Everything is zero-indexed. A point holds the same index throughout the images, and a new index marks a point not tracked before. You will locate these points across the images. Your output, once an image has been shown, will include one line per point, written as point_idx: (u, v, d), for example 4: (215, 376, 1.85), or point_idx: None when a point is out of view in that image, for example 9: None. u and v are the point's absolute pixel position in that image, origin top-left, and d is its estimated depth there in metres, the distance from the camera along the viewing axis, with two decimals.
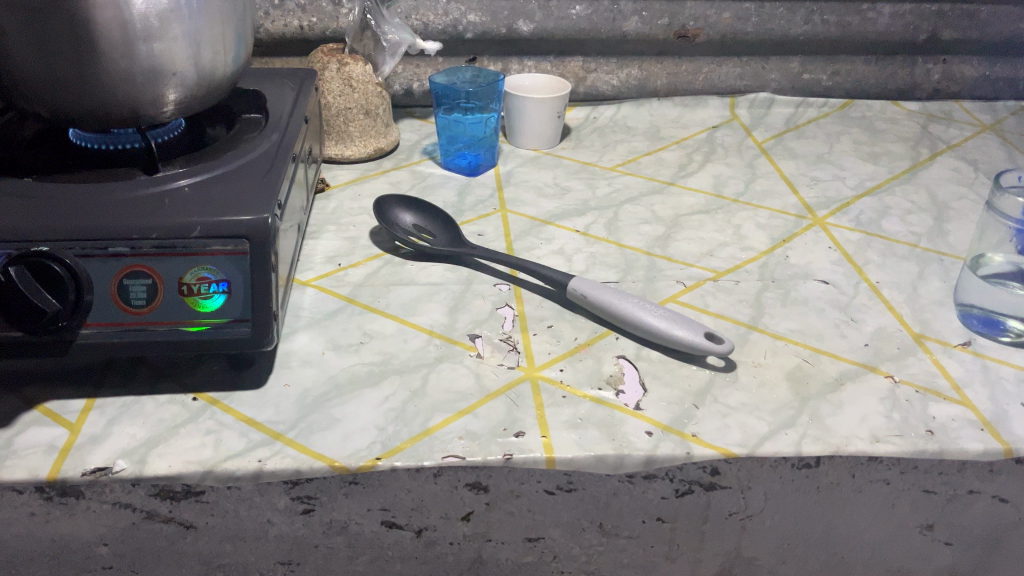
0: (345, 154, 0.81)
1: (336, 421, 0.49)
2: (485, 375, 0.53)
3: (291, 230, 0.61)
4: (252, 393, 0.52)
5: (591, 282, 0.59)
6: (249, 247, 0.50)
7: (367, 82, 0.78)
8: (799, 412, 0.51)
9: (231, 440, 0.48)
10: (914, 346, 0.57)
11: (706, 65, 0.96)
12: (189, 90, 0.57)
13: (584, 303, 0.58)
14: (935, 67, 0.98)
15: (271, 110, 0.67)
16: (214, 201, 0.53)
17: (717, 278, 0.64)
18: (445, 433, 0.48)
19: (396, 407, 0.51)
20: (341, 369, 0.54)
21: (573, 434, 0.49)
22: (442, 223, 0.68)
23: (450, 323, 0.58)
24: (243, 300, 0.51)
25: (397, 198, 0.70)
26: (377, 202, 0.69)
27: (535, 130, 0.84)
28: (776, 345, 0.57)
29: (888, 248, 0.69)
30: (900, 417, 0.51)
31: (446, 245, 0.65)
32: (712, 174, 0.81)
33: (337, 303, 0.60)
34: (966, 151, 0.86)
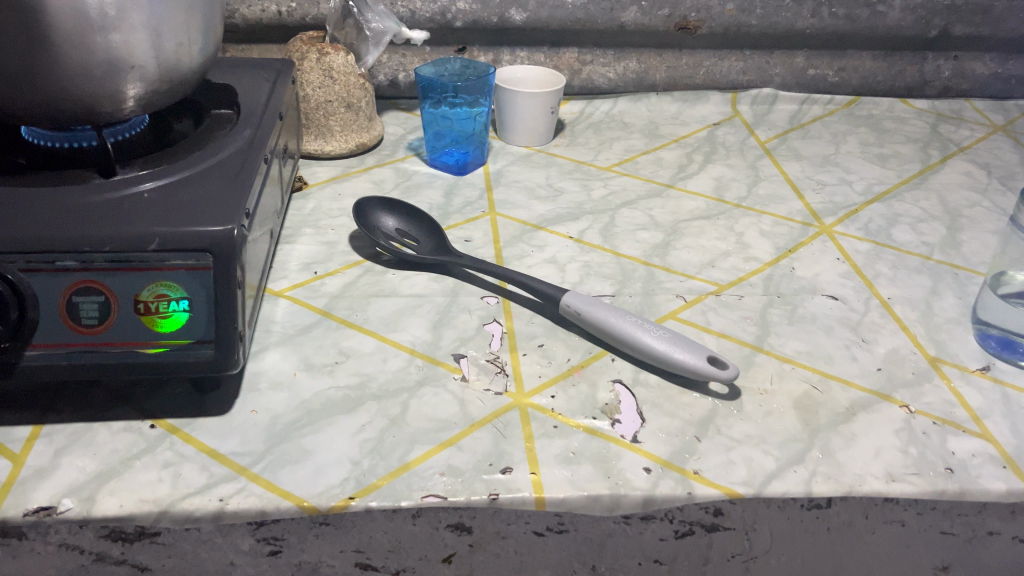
0: (325, 149, 0.76)
1: (306, 453, 0.45)
2: (470, 402, 0.49)
3: (264, 236, 0.57)
4: (215, 421, 0.47)
5: (585, 297, 0.55)
6: (213, 262, 0.46)
7: (348, 73, 0.74)
8: (809, 446, 0.47)
9: (191, 475, 0.44)
10: (929, 370, 0.54)
11: (707, 59, 0.92)
12: (152, 85, 0.52)
13: (577, 320, 0.54)
14: (945, 64, 0.94)
15: (243, 105, 0.62)
16: (176, 207, 0.49)
17: (720, 292, 0.60)
18: (425, 468, 0.45)
19: (372, 438, 0.46)
20: (315, 393, 0.49)
21: (565, 470, 0.45)
22: (428, 229, 0.64)
23: (433, 340, 0.54)
24: (207, 320, 0.47)
25: (378, 201, 0.65)
26: (356, 204, 0.65)
27: (527, 125, 0.80)
28: (783, 368, 0.53)
29: (900, 260, 0.65)
30: (916, 453, 0.47)
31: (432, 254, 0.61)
32: (713, 175, 0.77)
33: (313, 317, 0.56)
34: (978, 154, 0.82)
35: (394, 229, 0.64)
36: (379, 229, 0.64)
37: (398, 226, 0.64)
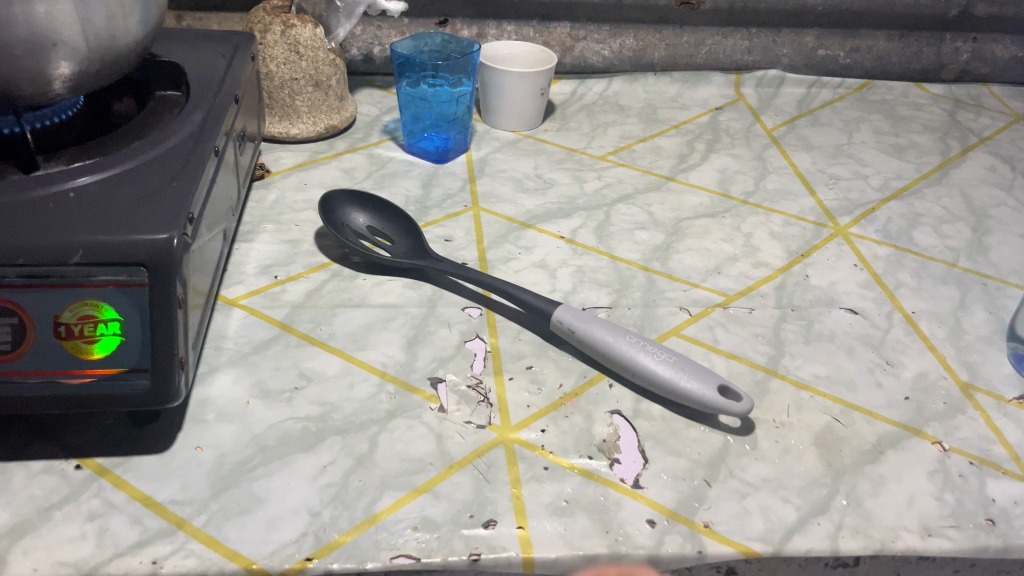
0: (291, 132, 0.69)
1: (257, 501, 0.39)
2: (448, 438, 0.43)
3: (215, 237, 0.50)
4: (152, 459, 0.41)
5: (580, 312, 0.49)
6: (148, 277, 0.39)
7: (316, 49, 0.66)
8: (833, 493, 0.42)
9: (121, 529, 0.37)
10: (962, 400, 0.48)
11: (710, 37, 0.85)
12: (83, 64, 0.45)
13: (569, 338, 0.48)
14: (964, 46, 0.89)
15: (194, 84, 0.55)
16: (107, 209, 0.42)
17: (728, 304, 0.54)
18: (396, 522, 0.38)
19: (335, 483, 0.40)
20: (269, 426, 0.43)
21: (557, 524, 0.39)
22: (404, 228, 0.57)
23: (408, 361, 0.48)
24: (142, 345, 0.40)
25: (347, 194, 0.58)
26: (323, 197, 0.58)
27: (516, 108, 0.73)
28: (801, 397, 0.47)
29: (923, 267, 0.59)
30: (953, 500, 0.42)
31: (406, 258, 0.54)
32: (717, 167, 0.70)
33: (270, 331, 0.49)
34: (1000, 146, 0.76)
35: (365, 227, 0.58)
36: (349, 226, 0.58)
37: (370, 224, 0.58)
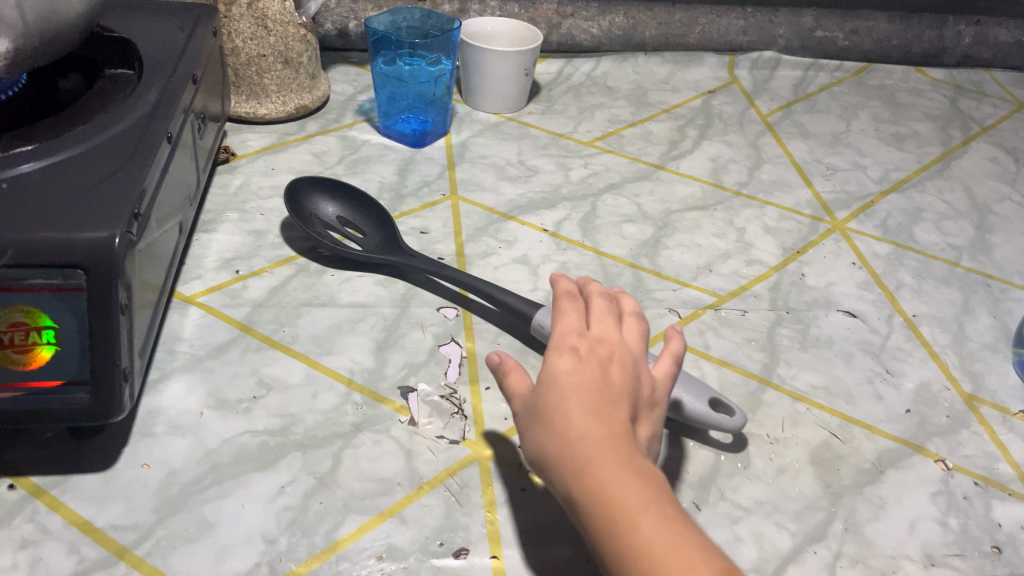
0: (259, 112, 0.65)
1: (208, 526, 0.36)
2: (418, 454, 0.40)
3: (171, 230, 0.46)
4: (93, 479, 0.37)
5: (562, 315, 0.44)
6: (86, 280, 0.36)
7: (285, 23, 0.62)
8: (831, 517, 0.39)
9: (55, 559, 0.34)
10: (966, 413, 0.45)
11: (704, 16, 0.82)
12: (20, 42, 0.40)
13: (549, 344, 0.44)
14: (966, 29, 0.86)
15: (148, 59, 0.51)
16: (42, 201, 0.38)
17: (720, 305, 0.51)
18: (359, 551, 0.35)
19: (294, 506, 0.37)
20: (224, 441, 0.40)
21: (534, 553, 0.36)
22: (377, 219, 0.53)
23: (377, 368, 0.44)
24: (80, 356, 0.36)
25: (315, 181, 0.54)
26: (289, 184, 0.54)
27: (497, 89, 0.69)
28: (796, 409, 0.44)
29: (924, 267, 0.56)
30: (958, 526, 0.39)
31: (378, 253, 0.51)
32: (710, 155, 0.67)
33: (228, 334, 0.46)
34: (1003, 136, 0.74)
35: (334, 217, 0.54)
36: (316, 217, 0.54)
37: (340, 215, 0.54)
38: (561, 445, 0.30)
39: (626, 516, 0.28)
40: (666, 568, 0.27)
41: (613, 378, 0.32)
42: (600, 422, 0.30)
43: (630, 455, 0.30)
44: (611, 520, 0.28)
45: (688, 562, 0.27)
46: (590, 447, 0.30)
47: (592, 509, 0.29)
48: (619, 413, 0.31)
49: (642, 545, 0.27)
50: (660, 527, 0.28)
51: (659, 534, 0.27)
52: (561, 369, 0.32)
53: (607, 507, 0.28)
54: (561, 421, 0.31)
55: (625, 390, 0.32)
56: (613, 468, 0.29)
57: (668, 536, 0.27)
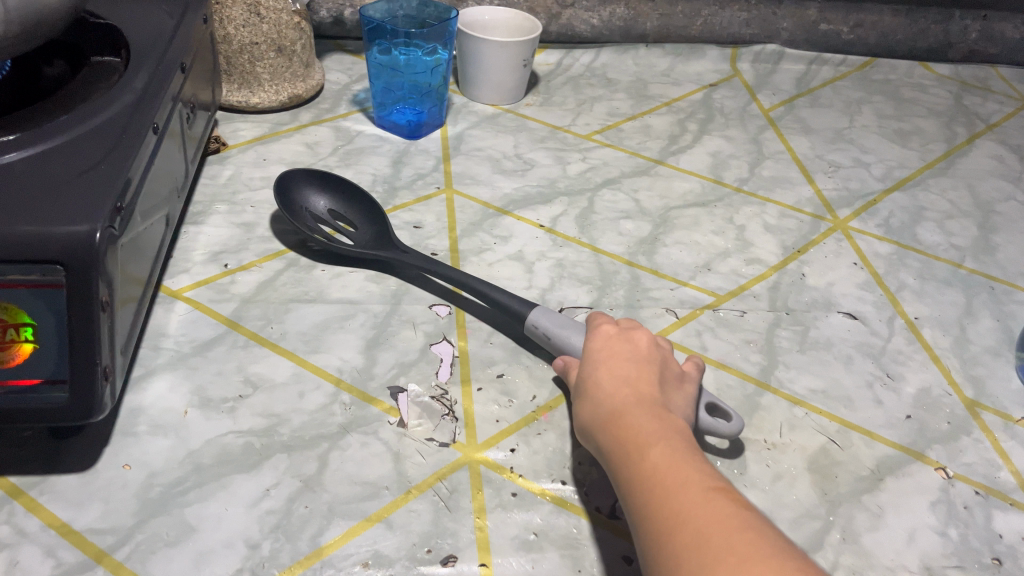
0: (251, 101, 0.64)
1: (188, 530, 0.35)
2: (406, 457, 0.39)
3: (157, 222, 0.45)
4: (72, 480, 0.36)
5: (558, 315, 0.43)
6: (66, 277, 0.35)
7: (279, 10, 0.60)
8: (828, 526, 0.38)
9: (30, 563, 0.33)
10: (967, 419, 0.44)
11: (706, 7, 0.80)
12: (1, 28, 0.39)
13: (545, 345, 0.43)
14: (972, 24, 0.84)
15: (136, 46, 0.49)
16: (23, 192, 0.37)
17: (718, 305, 0.50)
18: (344, 557, 0.34)
19: (277, 510, 0.36)
20: (207, 442, 0.39)
21: (524, 562, 0.35)
22: (368, 212, 0.52)
23: (366, 367, 0.43)
24: (59, 353, 0.35)
25: (306, 173, 0.53)
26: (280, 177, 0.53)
27: (494, 79, 0.68)
28: (794, 414, 0.43)
29: (927, 267, 0.55)
30: (958, 536, 0.38)
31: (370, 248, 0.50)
32: (710, 150, 0.66)
33: (215, 330, 0.45)
34: (1008, 134, 0.73)
35: (325, 211, 0.53)
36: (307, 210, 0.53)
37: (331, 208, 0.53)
38: (593, 405, 0.35)
39: (638, 447, 0.32)
40: (664, 482, 0.30)
41: (638, 353, 0.37)
42: (625, 383, 0.36)
43: (647, 405, 0.34)
44: (627, 452, 0.33)
45: (684, 476, 0.30)
46: (615, 403, 0.35)
47: (613, 448, 0.33)
48: (644, 377, 0.36)
49: (649, 468, 0.31)
50: (666, 454, 0.32)
51: (665, 459, 0.31)
52: (597, 351, 0.38)
53: (624, 445, 0.33)
54: (593, 390, 0.36)
55: (654, 363, 0.37)
56: (633, 414, 0.34)
57: (671, 460, 0.31)
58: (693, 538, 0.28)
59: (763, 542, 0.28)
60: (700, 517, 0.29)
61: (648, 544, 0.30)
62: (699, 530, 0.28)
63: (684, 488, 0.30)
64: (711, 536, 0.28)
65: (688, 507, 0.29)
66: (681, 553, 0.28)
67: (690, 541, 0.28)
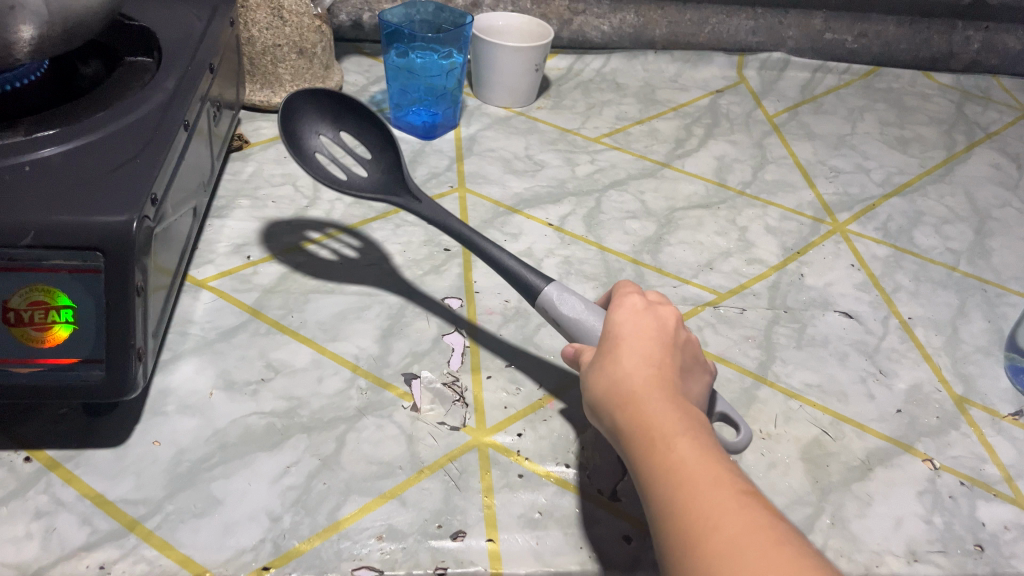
0: (273, 101, 0.66)
1: (214, 503, 0.37)
2: (419, 440, 0.41)
3: (185, 214, 0.48)
4: (105, 454, 0.39)
5: (577, 297, 0.40)
6: (104, 262, 0.37)
7: (301, 14, 0.63)
8: (818, 512, 0.40)
9: (68, 530, 0.35)
10: (956, 414, 0.46)
11: (714, 15, 0.82)
12: (43, 29, 0.41)
13: (557, 324, 0.40)
14: (975, 35, 0.87)
15: (167, 49, 0.52)
16: (63, 184, 0.39)
17: (719, 303, 0.52)
18: (359, 530, 0.37)
19: (298, 486, 0.38)
20: (232, 421, 0.41)
21: (528, 538, 0.37)
22: (377, 145, 0.50)
23: (381, 355, 0.46)
24: (96, 335, 0.38)
25: (311, 95, 0.51)
26: (286, 100, 0.49)
27: (507, 83, 0.70)
28: (790, 406, 0.45)
29: (922, 270, 0.57)
30: (942, 524, 0.40)
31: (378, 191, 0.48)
32: (715, 154, 0.68)
33: (238, 317, 0.47)
34: (1007, 142, 0.74)
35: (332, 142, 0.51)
36: (313, 138, 0.51)
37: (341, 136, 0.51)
38: (610, 382, 0.33)
39: (663, 440, 0.30)
40: (693, 480, 0.29)
41: (664, 331, 0.35)
42: (649, 363, 0.33)
43: (671, 392, 0.32)
44: (650, 441, 0.31)
45: (715, 477, 0.29)
46: (637, 385, 0.32)
47: (634, 433, 0.31)
48: (667, 361, 0.34)
49: (676, 465, 0.29)
50: (694, 452, 0.30)
51: (693, 458, 0.29)
52: (620, 323, 0.35)
53: (647, 436, 0.31)
54: (612, 365, 0.34)
55: (678, 347, 0.35)
56: (655, 401, 0.32)
57: (699, 456, 0.30)
58: (729, 549, 0.26)
59: (800, 555, 0.26)
60: (732, 523, 0.27)
61: (673, 546, 0.28)
62: (736, 540, 0.27)
63: (716, 492, 0.28)
64: (746, 547, 0.26)
65: (718, 511, 0.28)
66: (714, 563, 0.26)
67: (723, 552, 0.26)
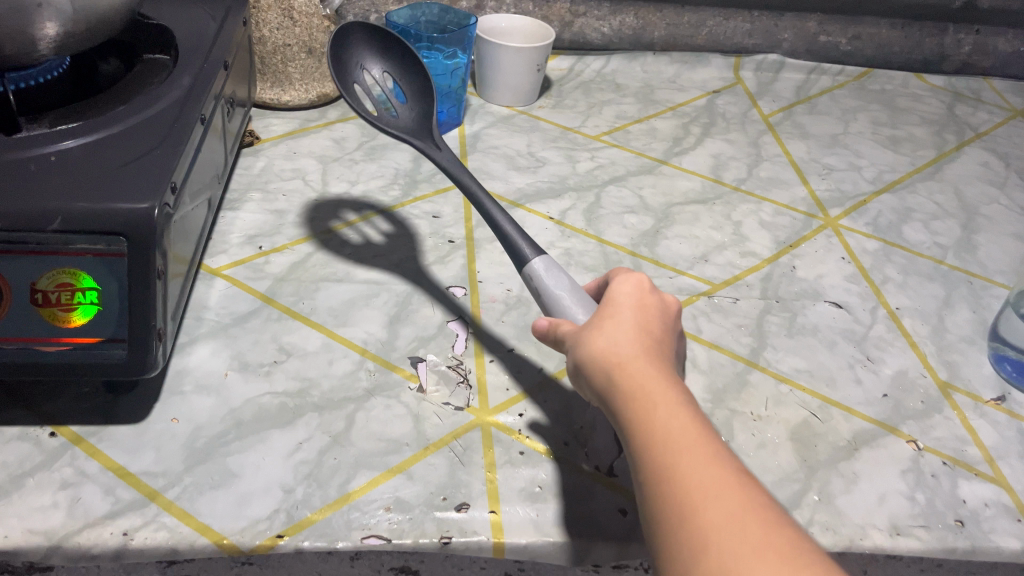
0: (282, 99, 0.69)
1: (231, 476, 0.39)
2: (425, 419, 0.43)
3: (200, 205, 0.49)
4: (127, 430, 0.41)
5: (564, 277, 0.40)
6: (127, 247, 0.39)
7: (311, 15, 0.65)
8: (805, 488, 0.42)
9: (92, 500, 0.37)
10: (939, 399, 0.48)
11: (711, 18, 0.84)
12: (68, 26, 0.43)
13: (537, 296, 0.41)
14: (966, 38, 0.89)
15: (183, 47, 0.54)
16: (89, 173, 0.41)
17: (713, 293, 0.54)
18: (369, 501, 0.39)
19: (310, 460, 0.40)
20: (246, 400, 0.43)
21: (529, 509, 0.39)
22: (416, 92, 0.52)
23: (389, 340, 0.48)
24: (119, 315, 0.40)
25: (365, 29, 0.53)
26: (343, 27, 0.52)
27: (509, 83, 0.72)
28: (780, 390, 0.47)
29: (911, 263, 0.59)
30: (924, 500, 0.42)
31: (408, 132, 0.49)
32: (712, 152, 0.70)
33: (251, 304, 0.49)
34: (996, 142, 0.76)
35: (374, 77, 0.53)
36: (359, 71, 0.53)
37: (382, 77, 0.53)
38: (607, 346, 0.34)
39: (658, 409, 0.31)
40: (690, 451, 0.30)
41: (663, 314, 0.37)
42: (648, 339, 0.35)
43: (667, 369, 0.34)
44: (647, 408, 0.32)
45: (711, 451, 0.30)
46: (628, 356, 0.34)
47: (629, 399, 0.32)
48: (663, 341, 0.35)
49: (668, 437, 0.30)
50: (684, 425, 0.31)
51: (683, 431, 0.31)
52: (621, 298, 0.37)
53: (643, 402, 0.32)
54: (613, 333, 0.35)
55: (671, 332, 0.36)
56: (646, 372, 0.33)
57: (695, 430, 0.31)
58: (722, 519, 0.28)
59: (789, 533, 0.28)
60: (728, 495, 0.28)
61: (663, 515, 0.29)
62: (729, 510, 0.28)
63: (708, 466, 0.29)
64: (742, 518, 0.28)
65: (714, 482, 0.29)
66: (707, 529, 0.28)
67: (719, 520, 0.28)
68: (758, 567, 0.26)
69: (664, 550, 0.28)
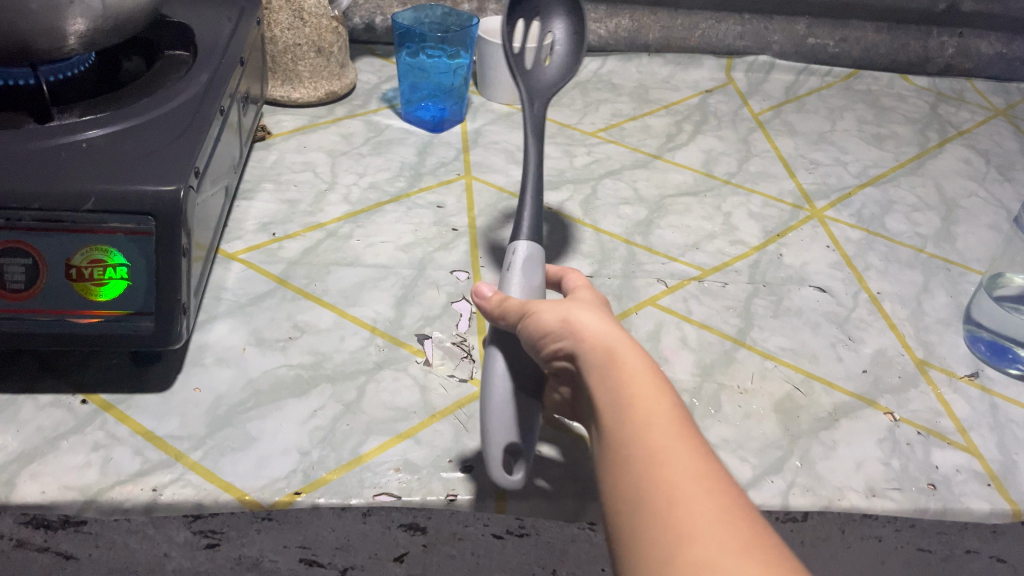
0: (293, 96, 0.72)
1: (250, 440, 0.42)
2: (432, 390, 0.46)
3: (218, 192, 0.52)
4: (153, 398, 0.43)
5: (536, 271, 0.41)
6: (155, 226, 0.42)
7: (320, 16, 0.68)
8: (788, 454, 0.44)
9: (123, 459, 0.40)
10: (916, 375, 0.51)
11: (704, 20, 0.88)
12: (98, 22, 0.46)
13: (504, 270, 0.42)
14: (949, 41, 0.92)
15: (202, 44, 0.57)
16: (118, 157, 0.44)
17: (703, 278, 0.57)
18: (380, 463, 0.41)
19: (324, 426, 0.43)
20: (263, 372, 0.46)
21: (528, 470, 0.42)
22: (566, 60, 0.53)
23: (396, 318, 0.51)
24: (147, 290, 0.42)
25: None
26: None
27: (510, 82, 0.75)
28: (765, 366, 0.50)
29: (892, 251, 0.62)
30: (899, 466, 0.45)
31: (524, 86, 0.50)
32: (703, 148, 0.73)
33: (267, 285, 0.52)
34: (977, 140, 0.80)
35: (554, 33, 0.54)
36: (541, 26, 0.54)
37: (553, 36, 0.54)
38: (597, 331, 0.35)
39: (647, 399, 0.32)
40: (679, 441, 0.31)
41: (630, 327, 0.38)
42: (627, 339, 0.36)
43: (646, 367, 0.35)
44: (635, 396, 0.32)
45: (695, 445, 0.31)
46: (616, 345, 0.34)
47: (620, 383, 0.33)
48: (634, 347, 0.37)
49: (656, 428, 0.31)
50: (670, 418, 0.32)
51: (671, 424, 0.32)
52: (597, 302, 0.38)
53: (631, 389, 0.33)
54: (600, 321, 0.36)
55: None
56: (635, 362, 0.33)
57: (680, 423, 0.32)
58: (709, 511, 0.28)
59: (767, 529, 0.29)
60: (716, 486, 0.29)
61: (649, 499, 0.29)
62: (719, 501, 0.29)
63: (695, 458, 0.30)
64: (731, 508, 0.28)
65: (702, 473, 0.30)
66: (698, 514, 0.28)
67: (712, 507, 0.28)
68: (741, 557, 0.27)
69: (648, 529, 0.29)
